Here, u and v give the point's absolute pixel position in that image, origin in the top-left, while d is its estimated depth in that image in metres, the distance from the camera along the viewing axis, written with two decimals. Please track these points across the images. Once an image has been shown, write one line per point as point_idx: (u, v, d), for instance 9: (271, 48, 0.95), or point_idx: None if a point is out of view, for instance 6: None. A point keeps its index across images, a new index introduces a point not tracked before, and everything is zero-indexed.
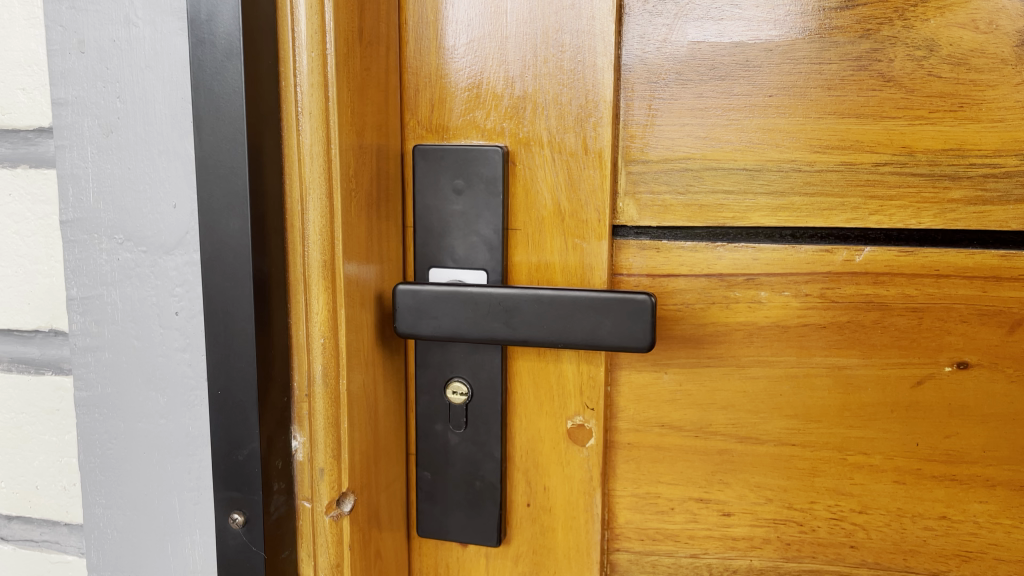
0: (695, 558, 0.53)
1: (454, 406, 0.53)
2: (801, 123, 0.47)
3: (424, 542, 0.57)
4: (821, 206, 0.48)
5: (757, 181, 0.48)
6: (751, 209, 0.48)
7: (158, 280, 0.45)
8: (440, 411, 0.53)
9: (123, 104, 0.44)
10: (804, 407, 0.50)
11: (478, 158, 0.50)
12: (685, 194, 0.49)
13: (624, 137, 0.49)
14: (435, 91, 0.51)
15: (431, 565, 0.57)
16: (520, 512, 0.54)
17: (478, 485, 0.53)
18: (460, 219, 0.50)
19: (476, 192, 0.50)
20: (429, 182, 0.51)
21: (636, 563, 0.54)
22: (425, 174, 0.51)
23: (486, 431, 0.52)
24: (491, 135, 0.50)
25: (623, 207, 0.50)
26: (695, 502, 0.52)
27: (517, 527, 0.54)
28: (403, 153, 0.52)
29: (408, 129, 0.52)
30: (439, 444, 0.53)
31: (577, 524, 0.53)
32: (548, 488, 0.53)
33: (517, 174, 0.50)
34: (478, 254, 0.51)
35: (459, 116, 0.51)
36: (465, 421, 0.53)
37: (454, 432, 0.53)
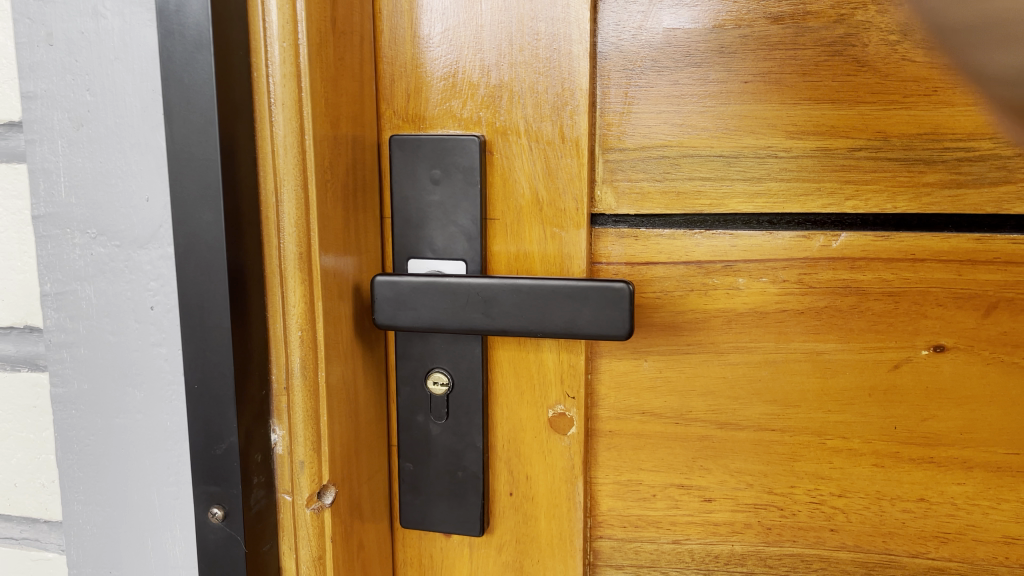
0: (677, 544, 0.53)
1: (435, 396, 0.52)
2: (776, 109, 0.47)
3: (408, 533, 0.57)
4: (797, 191, 0.48)
5: (734, 167, 0.48)
6: (728, 196, 0.48)
7: (132, 274, 0.44)
8: (421, 403, 0.53)
9: (93, 97, 0.43)
10: (782, 392, 0.50)
11: (455, 148, 0.49)
12: (663, 181, 0.49)
13: (601, 124, 0.49)
14: (411, 81, 0.50)
15: (415, 556, 0.57)
16: (504, 502, 0.54)
17: (460, 476, 0.53)
18: (438, 209, 0.50)
19: (454, 182, 0.50)
20: (406, 172, 0.50)
21: (619, 550, 0.54)
22: (402, 164, 0.50)
23: (467, 421, 0.52)
24: (468, 124, 0.50)
25: (601, 195, 0.50)
26: (677, 488, 0.53)
27: (499, 516, 0.54)
28: (380, 144, 0.52)
29: (384, 119, 0.51)
30: (421, 435, 0.53)
31: (560, 513, 0.53)
32: (530, 476, 0.53)
33: (494, 163, 0.50)
34: (457, 244, 0.50)
35: (435, 105, 0.50)
36: (446, 412, 0.53)
37: (435, 423, 0.53)
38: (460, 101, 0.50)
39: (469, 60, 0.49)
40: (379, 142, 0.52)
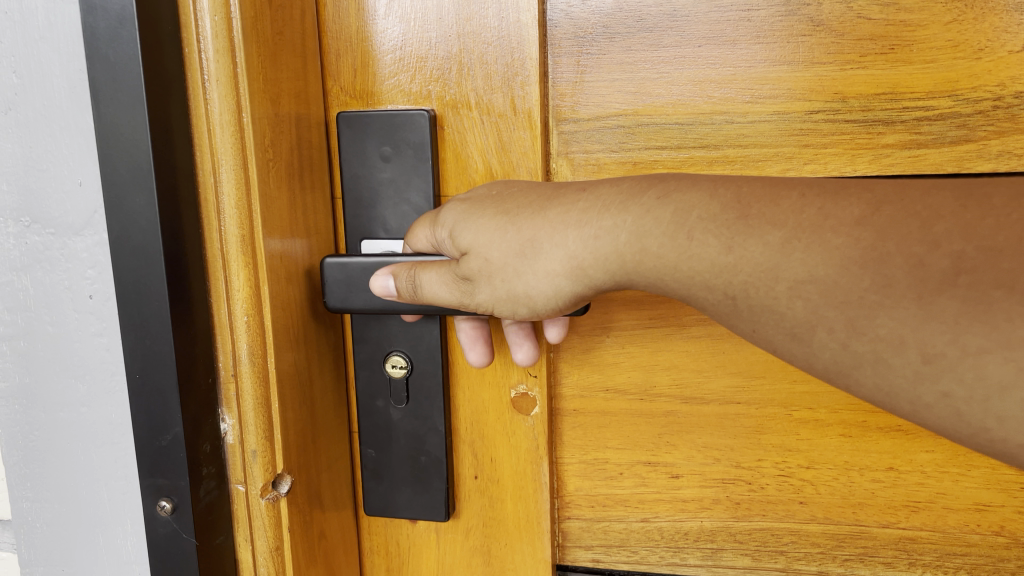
0: (646, 522, 0.52)
1: (396, 380, 0.51)
2: (732, 73, 0.45)
3: (373, 520, 0.55)
4: (756, 157, 0.46)
5: (691, 134, 0.47)
6: (686, 164, 0.47)
7: (69, 263, 0.43)
8: (381, 387, 0.51)
9: (19, 78, 0.41)
10: (747, 364, 0.49)
11: (404, 123, 0.48)
12: (619, 152, 0.48)
13: (554, 96, 0.48)
14: (357, 55, 0.49)
15: (381, 543, 0.56)
16: (469, 485, 0.53)
17: (423, 461, 0.52)
18: (390, 187, 0.49)
19: (405, 159, 0.48)
20: (355, 150, 0.49)
21: (588, 531, 0.54)
22: (351, 143, 0.49)
23: (428, 405, 0.51)
24: (417, 99, 0.48)
25: (556, 168, 0.48)
26: (644, 465, 0.52)
27: (465, 500, 0.53)
28: (328, 122, 0.50)
29: (331, 96, 0.50)
30: (382, 421, 0.51)
31: (526, 495, 0.52)
32: (494, 459, 0.52)
33: (445, 137, 0.48)
34: (410, 223, 0.49)
35: (384, 80, 0.49)
36: (406, 396, 0.51)
37: (395, 407, 0.51)
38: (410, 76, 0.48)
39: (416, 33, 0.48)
40: (329, 121, 0.50)
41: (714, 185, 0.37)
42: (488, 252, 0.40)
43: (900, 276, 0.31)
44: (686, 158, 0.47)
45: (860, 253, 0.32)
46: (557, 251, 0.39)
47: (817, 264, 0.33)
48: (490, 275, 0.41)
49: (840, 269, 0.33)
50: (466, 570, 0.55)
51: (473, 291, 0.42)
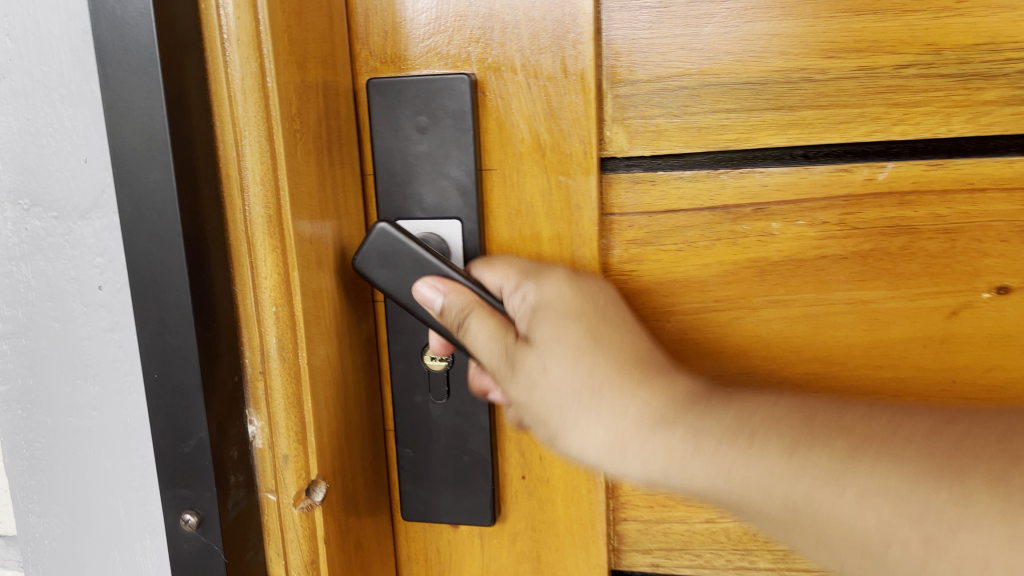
0: (711, 523, 0.49)
1: (435, 372, 0.47)
2: (811, 24, 0.41)
3: (411, 525, 0.51)
4: (837, 119, 0.42)
5: (764, 94, 0.42)
6: (758, 128, 0.42)
7: (74, 250, 0.38)
8: (419, 381, 0.47)
9: (13, 42, 0.37)
10: (826, 347, 0.45)
11: (442, 90, 0.43)
12: (681, 117, 0.43)
13: (608, 56, 0.43)
14: (388, 17, 0.44)
15: (420, 550, 0.51)
16: (516, 486, 0.49)
17: (467, 460, 0.48)
18: (427, 161, 0.44)
19: (444, 129, 0.43)
20: (388, 122, 0.44)
21: (646, 533, 0.49)
22: (384, 113, 0.44)
23: (470, 401, 0.47)
24: (455, 63, 0.44)
25: (611, 136, 0.44)
26: None
27: (511, 503, 0.49)
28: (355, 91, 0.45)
29: (360, 62, 0.45)
30: (420, 418, 0.48)
31: (580, 496, 0.48)
32: (544, 458, 0.48)
33: (486, 104, 0.44)
34: (450, 200, 0.44)
35: (417, 43, 0.44)
36: (447, 390, 0.47)
37: (435, 403, 0.47)
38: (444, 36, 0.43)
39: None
40: (354, 89, 0.45)
41: (772, 395, 0.36)
42: (550, 366, 0.38)
43: (980, 492, 0.29)
44: (758, 121, 0.42)
45: (933, 464, 0.31)
46: (610, 418, 0.37)
47: (887, 476, 0.31)
48: (534, 391, 0.39)
49: (914, 481, 0.31)
50: None
51: (509, 382, 0.40)
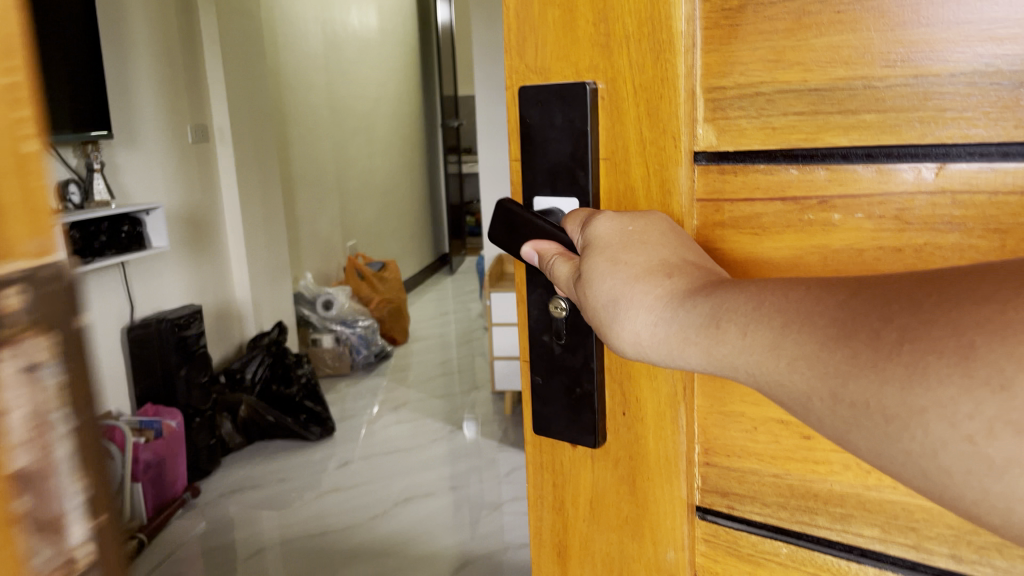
0: (777, 477, 0.54)
1: (557, 319, 0.57)
2: (870, 43, 0.45)
3: (545, 442, 0.63)
4: (889, 124, 0.46)
5: (800, 99, 0.48)
6: (823, 130, 0.48)
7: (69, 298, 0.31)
8: (547, 326, 0.59)
9: None
10: None
11: (570, 93, 0.55)
12: (760, 118, 0.50)
13: (698, 67, 0.51)
14: (537, 40, 0.57)
15: (548, 459, 0.63)
16: (618, 420, 0.59)
17: (579, 393, 0.59)
18: (551, 136, 0.57)
19: (565, 116, 0.56)
20: (546, 120, 0.57)
21: (723, 477, 0.56)
22: (543, 112, 0.57)
23: (583, 344, 0.57)
24: (583, 74, 0.56)
25: (702, 132, 0.52)
26: (776, 423, 0.53)
27: (613, 432, 0.59)
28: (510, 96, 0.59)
29: (516, 75, 0.59)
30: (545, 353, 0.60)
31: (665, 435, 0.57)
32: (638, 396, 0.57)
33: (601, 110, 0.55)
34: (563, 181, 0.57)
35: (552, 59, 0.57)
36: (565, 333, 0.58)
37: (558, 343, 0.59)
38: (590, 60, 0.55)
39: (593, 24, 0.55)
40: (514, 96, 0.59)
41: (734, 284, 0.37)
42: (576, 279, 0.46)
43: (863, 346, 0.29)
44: (790, 121, 0.49)
45: (837, 330, 0.30)
46: (615, 318, 0.42)
47: (806, 345, 0.31)
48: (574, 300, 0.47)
49: (823, 342, 0.31)
50: (615, 496, 0.60)
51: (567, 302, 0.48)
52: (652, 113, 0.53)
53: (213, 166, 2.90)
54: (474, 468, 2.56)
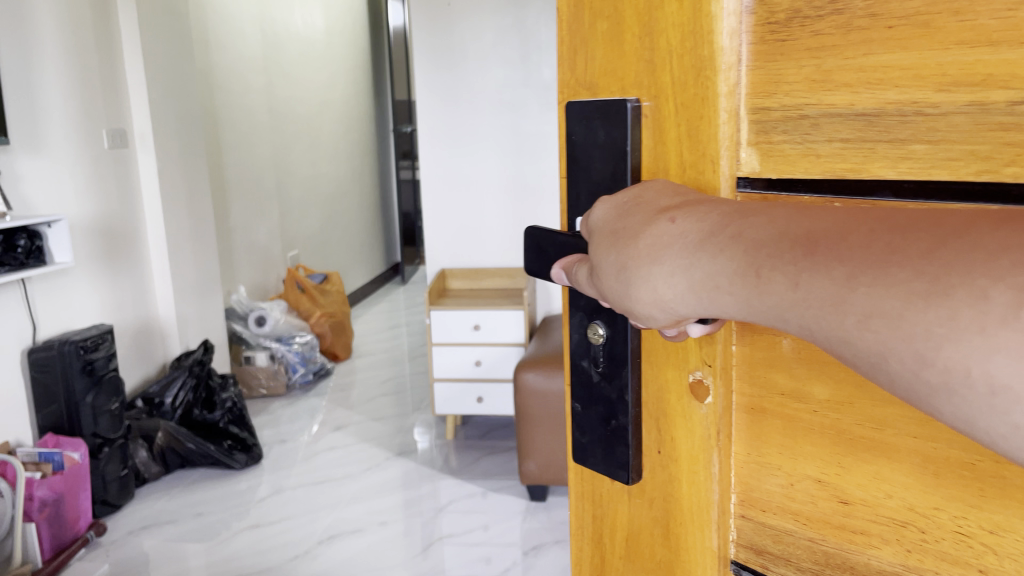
0: (812, 541, 0.43)
1: (595, 345, 0.51)
2: (923, 58, 0.36)
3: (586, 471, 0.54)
4: (945, 156, 0.36)
5: (846, 125, 0.39)
6: (870, 159, 0.38)
7: None
8: (585, 347, 0.51)
9: None
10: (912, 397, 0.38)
11: (611, 109, 0.48)
12: (803, 144, 0.41)
13: (745, 84, 0.43)
14: (588, 48, 0.50)
15: (588, 491, 0.55)
16: (651, 458, 0.49)
17: (613, 425, 0.50)
18: (589, 156, 0.49)
19: (605, 134, 0.48)
20: (588, 136, 0.49)
21: (757, 531, 0.46)
22: (586, 128, 0.49)
23: (623, 372, 0.49)
24: (627, 88, 0.48)
25: (746, 158, 0.44)
26: (815, 482, 0.42)
27: (648, 471, 0.50)
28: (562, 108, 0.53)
29: (567, 87, 0.52)
30: (585, 377, 0.52)
31: (698, 480, 0.47)
32: (672, 436, 0.48)
33: (645, 127, 0.47)
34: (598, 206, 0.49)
35: (600, 70, 0.49)
36: (604, 358, 0.50)
37: (597, 370, 0.51)
38: (635, 74, 0.47)
39: (638, 34, 0.47)
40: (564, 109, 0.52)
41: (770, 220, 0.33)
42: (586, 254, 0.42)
43: (962, 308, 0.26)
44: (836, 149, 0.39)
45: (925, 286, 0.27)
46: (630, 283, 0.38)
47: (882, 297, 0.28)
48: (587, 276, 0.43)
49: (905, 302, 0.27)
50: (649, 539, 0.51)
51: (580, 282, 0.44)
52: (695, 134, 0.45)
53: (134, 173, 2.73)
54: (411, 500, 2.42)
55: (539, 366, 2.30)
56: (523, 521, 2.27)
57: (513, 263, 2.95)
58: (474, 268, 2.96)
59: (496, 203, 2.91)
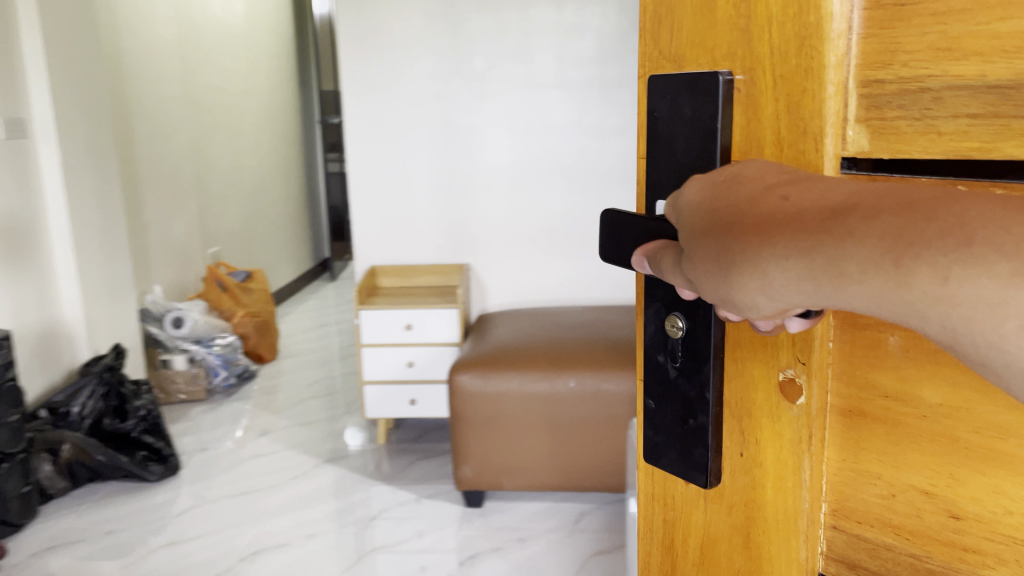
0: (916, 560, 0.45)
1: (670, 339, 0.53)
2: None
3: (658, 471, 0.58)
4: None
5: (976, 99, 0.39)
6: (1003, 137, 0.38)
7: None
8: (660, 342, 0.54)
9: None
10: None
11: (702, 84, 0.49)
12: (920, 119, 0.41)
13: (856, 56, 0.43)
14: (678, 20, 0.52)
15: (660, 487, 0.58)
16: (734, 461, 0.53)
17: (691, 425, 0.53)
18: (677, 134, 0.50)
19: (693, 110, 0.50)
20: (674, 113, 0.51)
21: (852, 546, 0.48)
22: (670, 105, 0.51)
23: (701, 368, 0.51)
24: (720, 62, 0.49)
25: (853, 135, 0.44)
26: (921, 493, 0.44)
27: (728, 474, 0.53)
28: (642, 86, 0.54)
29: (651, 63, 0.53)
30: (660, 375, 0.54)
31: (786, 485, 0.50)
32: (759, 441, 0.51)
33: (738, 103, 0.49)
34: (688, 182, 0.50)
35: (690, 44, 0.51)
36: (681, 355, 0.52)
37: (672, 366, 0.53)
38: (728, 46, 0.49)
39: (734, 6, 0.48)
40: (646, 85, 0.54)
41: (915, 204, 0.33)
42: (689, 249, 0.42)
43: None
44: (963, 126, 0.39)
45: None
46: (751, 278, 0.38)
47: None
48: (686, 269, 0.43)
49: None
50: (728, 543, 0.54)
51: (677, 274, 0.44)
52: (796, 112, 0.46)
53: (31, 165, 2.51)
54: (342, 510, 2.31)
55: (473, 367, 2.20)
56: (458, 529, 2.19)
57: (446, 260, 2.86)
58: (405, 264, 2.86)
59: (428, 197, 2.81)
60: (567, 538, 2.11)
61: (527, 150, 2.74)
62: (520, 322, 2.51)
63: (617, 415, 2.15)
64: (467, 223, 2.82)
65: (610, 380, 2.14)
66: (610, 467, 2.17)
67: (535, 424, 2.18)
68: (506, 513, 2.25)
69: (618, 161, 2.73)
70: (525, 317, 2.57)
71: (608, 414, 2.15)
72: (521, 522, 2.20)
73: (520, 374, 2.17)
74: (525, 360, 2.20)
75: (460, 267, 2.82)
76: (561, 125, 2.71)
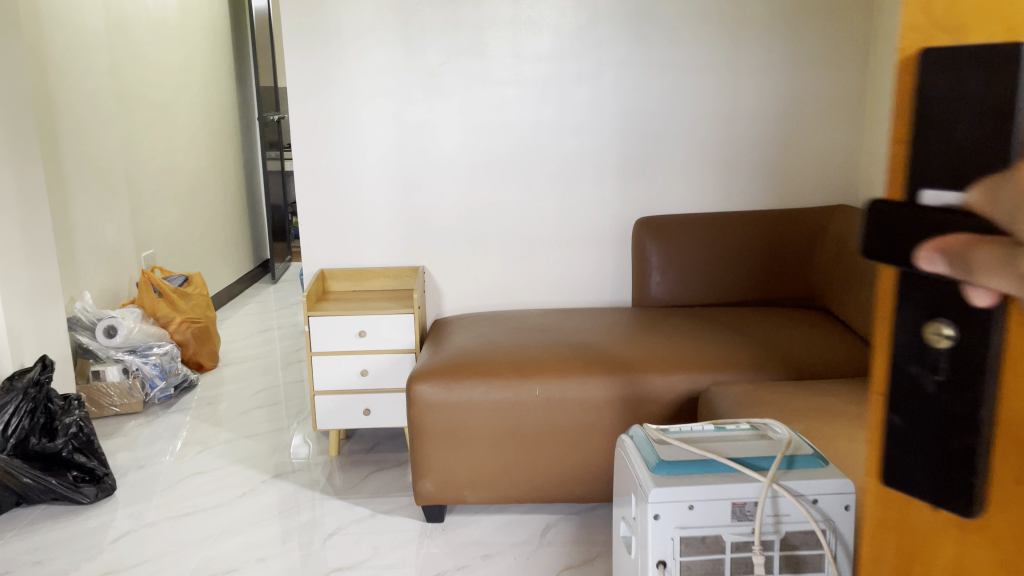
0: None
1: (932, 348, 0.45)
2: None
3: (901, 495, 0.50)
4: None
5: None
6: None
7: None
8: (915, 350, 0.46)
9: None
10: None
11: (996, 55, 0.42)
12: None
13: None
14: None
15: (904, 514, 0.51)
16: (1004, 490, 0.45)
17: (954, 447, 0.45)
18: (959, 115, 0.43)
19: (985, 87, 0.42)
20: (955, 86, 0.43)
21: None
22: (952, 80, 0.44)
23: (975, 386, 0.44)
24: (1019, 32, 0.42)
25: None
26: None
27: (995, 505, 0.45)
28: (900, 62, 0.47)
29: (915, 35, 0.46)
30: (915, 388, 0.47)
31: None
32: None
33: None
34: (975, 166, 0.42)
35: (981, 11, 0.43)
36: (945, 366, 0.45)
37: (930, 379, 0.46)
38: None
39: None
40: (911, 63, 0.46)
41: None
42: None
43: None
44: None
45: None
46: None
47: None
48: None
49: None
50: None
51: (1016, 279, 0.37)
52: None
53: None
54: (293, 530, 2.18)
55: (434, 376, 2.08)
56: (420, 547, 2.07)
57: (399, 263, 2.73)
58: (356, 267, 2.73)
59: (379, 197, 2.68)
60: (534, 553, 2.02)
61: (482, 150, 2.65)
62: (480, 328, 2.41)
63: (584, 424, 2.07)
64: (420, 225, 2.71)
65: (576, 387, 2.05)
66: (577, 477, 2.11)
67: (500, 435, 2.09)
68: (469, 528, 2.15)
69: (576, 161, 2.65)
70: (485, 322, 2.47)
71: (575, 423, 2.07)
72: (486, 537, 2.11)
73: (484, 383, 2.07)
74: (488, 367, 2.10)
75: (415, 270, 2.70)
76: (517, 122, 2.62)
